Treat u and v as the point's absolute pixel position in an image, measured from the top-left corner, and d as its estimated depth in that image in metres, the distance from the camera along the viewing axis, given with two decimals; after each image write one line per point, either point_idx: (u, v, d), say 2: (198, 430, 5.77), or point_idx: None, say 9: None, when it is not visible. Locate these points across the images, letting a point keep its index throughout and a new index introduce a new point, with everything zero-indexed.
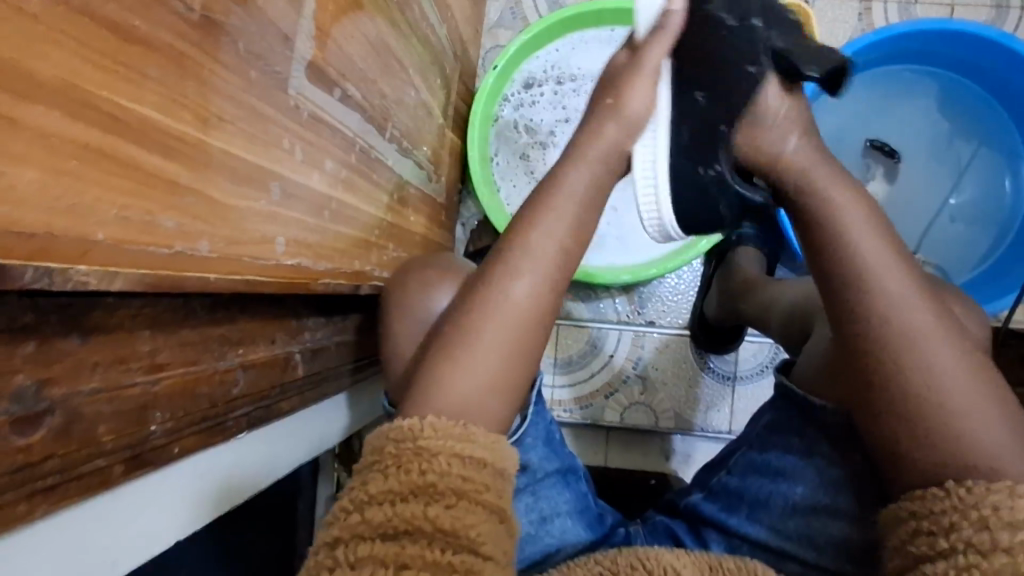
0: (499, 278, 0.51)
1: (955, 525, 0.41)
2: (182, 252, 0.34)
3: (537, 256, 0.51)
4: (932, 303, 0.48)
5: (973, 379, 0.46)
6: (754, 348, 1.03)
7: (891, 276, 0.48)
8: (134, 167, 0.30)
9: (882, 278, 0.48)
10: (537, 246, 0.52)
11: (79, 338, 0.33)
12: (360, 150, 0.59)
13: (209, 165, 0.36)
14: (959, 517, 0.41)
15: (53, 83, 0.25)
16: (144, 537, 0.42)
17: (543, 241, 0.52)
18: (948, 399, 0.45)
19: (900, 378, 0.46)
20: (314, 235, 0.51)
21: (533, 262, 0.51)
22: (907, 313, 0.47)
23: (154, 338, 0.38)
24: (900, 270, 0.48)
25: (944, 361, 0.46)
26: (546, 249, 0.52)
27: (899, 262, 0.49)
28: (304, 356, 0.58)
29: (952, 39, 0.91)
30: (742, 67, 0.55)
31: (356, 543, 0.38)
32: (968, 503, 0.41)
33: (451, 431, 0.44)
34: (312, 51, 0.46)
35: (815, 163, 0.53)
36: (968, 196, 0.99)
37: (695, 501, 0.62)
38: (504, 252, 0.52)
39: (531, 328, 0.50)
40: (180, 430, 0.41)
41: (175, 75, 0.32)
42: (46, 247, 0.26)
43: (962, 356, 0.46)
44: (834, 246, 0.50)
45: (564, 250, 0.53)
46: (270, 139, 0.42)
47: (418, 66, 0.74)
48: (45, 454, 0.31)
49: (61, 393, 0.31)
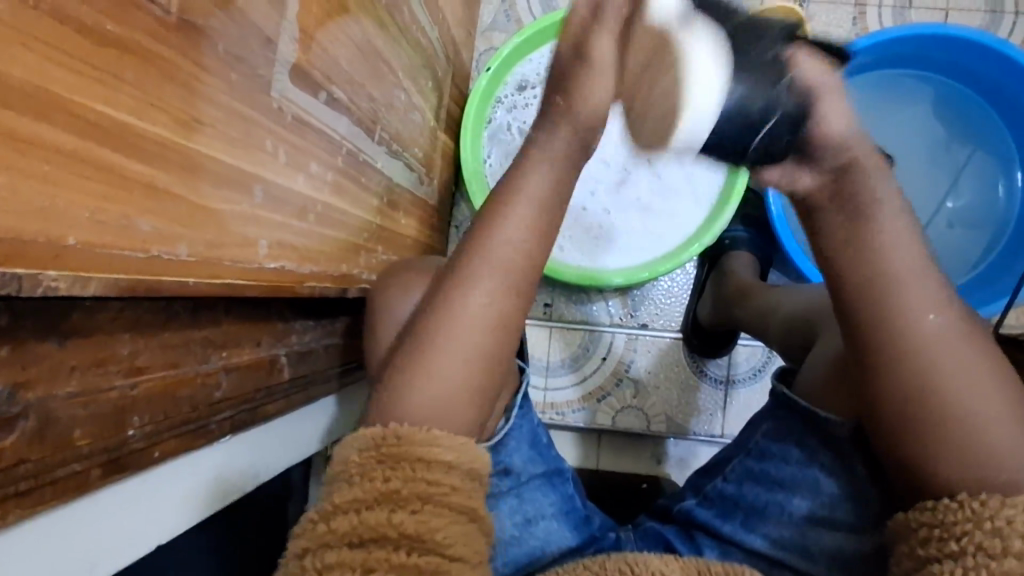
0: (460, 283, 0.50)
1: (968, 533, 0.41)
2: (159, 256, 0.34)
3: (493, 260, 0.50)
4: (941, 292, 0.46)
5: (991, 385, 0.44)
6: (746, 352, 1.03)
7: (910, 282, 0.46)
8: (108, 170, 0.30)
9: (892, 268, 0.46)
10: (493, 246, 0.50)
11: (56, 341, 0.33)
12: (347, 153, 0.59)
13: (189, 168, 0.36)
14: (972, 526, 0.41)
15: (23, 87, 0.25)
16: (121, 544, 0.41)
17: (499, 241, 0.50)
18: (955, 402, 0.44)
19: (908, 383, 0.45)
20: (300, 238, 0.51)
21: (486, 266, 0.50)
22: (924, 320, 0.45)
23: (134, 340, 0.38)
24: (922, 276, 0.46)
25: (952, 359, 0.45)
26: (507, 253, 0.50)
27: (910, 247, 0.47)
28: (290, 359, 0.58)
29: (943, 43, 0.90)
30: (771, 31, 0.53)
31: (323, 551, 0.39)
32: (982, 514, 0.41)
33: (416, 436, 0.44)
34: (297, 54, 0.46)
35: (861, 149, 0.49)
36: (966, 200, 0.99)
37: (688, 506, 0.62)
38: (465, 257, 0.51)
39: (495, 336, 0.49)
40: (160, 433, 0.41)
41: (151, 77, 0.32)
42: (16, 251, 0.25)
43: (971, 351, 0.45)
44: (856, 250, 0.47)
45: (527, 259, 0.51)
46: (252, 142, 0.42)
47: (409, 69, 0.74)
48: (17, 459, 0.30)
49: (36, 396, 0.31)
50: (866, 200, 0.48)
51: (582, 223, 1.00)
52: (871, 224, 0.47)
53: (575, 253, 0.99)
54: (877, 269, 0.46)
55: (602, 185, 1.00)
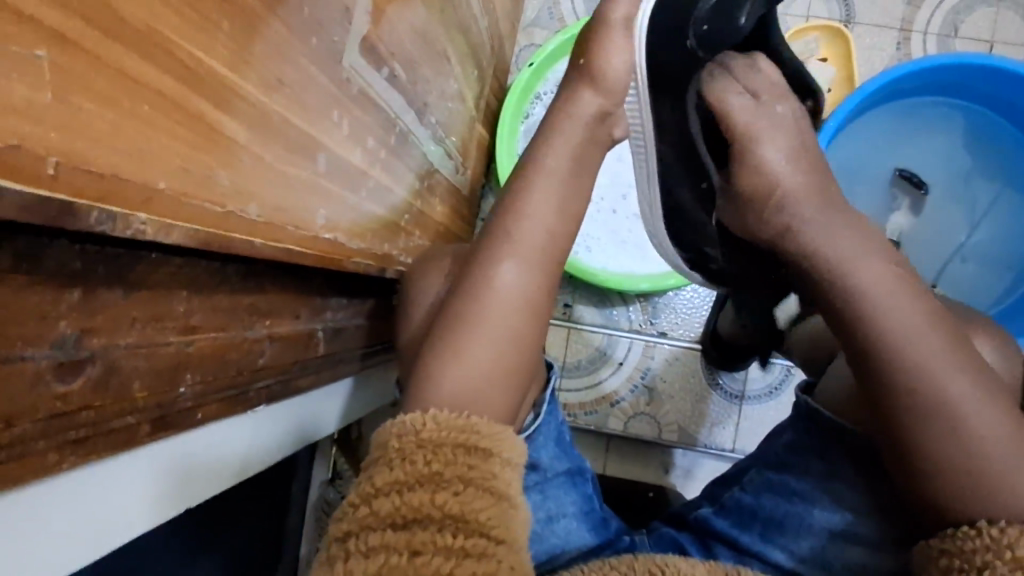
0: (485, 268, 0.53)
1: (989, 564, 0.40)
2: (234, 213, 0.33)
3: (515, 243, 0.54)
4: (970, 361, 0.47)
5: (991, 404, 0.46)
6: (764, 368, 1.03)
7: (898, 309, 0.49)
8: (199, 120, 0.29)
9: (910, 336, 0.48)
10: (519, 232, 0.54)
11: (121, 291, 0.32)
12: (399, 133, 0.58)
13: (265, 126, 0.35)
14: (992, 556, 0.41)
15: (134, 21, 0.24)
16: (153, 504, 0.41)
17: (526, 225, 0.55)
18: (988, 466, 0.44)
19: (947, 447, 0.45)
20: (351, 212, 0.50)
21: (509, 246, 0.54)
22: (919, 346, 0.47)
23: (190, 299, 0.38)
24: (946, 349, 0.47)
25: (983, 423, 0.45)
26: (530, 236, 0.54)
27: (934, 317, 0.49)
28: (325, 335, 0.57)
29: (986, 74, 0.89)
30: (734, 18, 0.58)
31: (367, 534, 0.38)
32: (1001, 543, 0.41)
33: (454, 423, 0.45)
34: (367, 26, 0.46)
35: (849, 226, 0.54)
36: (985, 237, 0.99)
37: (704, 515, 0.60)
38: (486, 240, 0.55)
39: (521, 314, 0.52)
40: (207, 395, 0.40)
41: (242, 31, 0.31)
42: (114, 188, 0.25)
43: (1000, 414, 0.46)
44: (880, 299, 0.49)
45: (544, 253, 0.55)
46: (322, 109, 0.42)
47: (458, 54, 0.74)
48: (82, 404, 0.30)
49: (101, 343, 0.31)
50: (846, 258, 0.52)
51: (612, 225, 0.99)
52: (878, 301, 0.49)
53: (598, 255, 0.99)
54: (901, 324, 0.48)
55: (633, 189, 1.00)
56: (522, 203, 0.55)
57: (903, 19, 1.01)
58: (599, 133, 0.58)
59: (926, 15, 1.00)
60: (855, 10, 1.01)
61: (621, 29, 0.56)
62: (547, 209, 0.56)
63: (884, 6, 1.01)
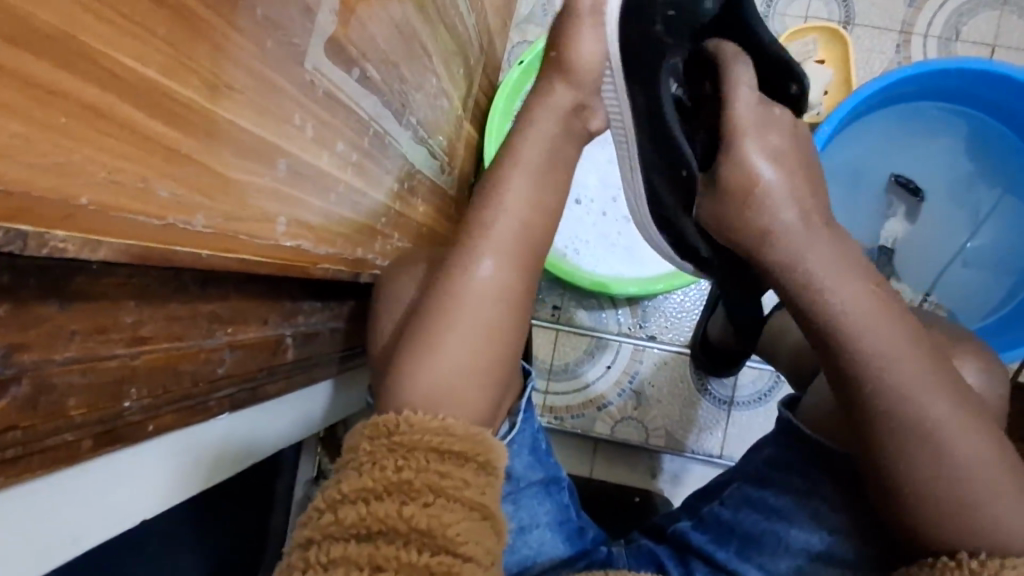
0: (464, 264, 0.52)
1: None
2: (176, 224, 0.32)
3: (496, 239, 0.53)
4: (954, 383, 0.46)
5: (973, 428, 0.45)
6: (753, 374, 1.01)
7: (890, 322, 0.47)
8: (131, 131, 0.28)
9: (905, 354, 0.46)
10: (494, 227, 0.54)
11: (57, 304, 0.31)
12: (374, 134, 0.57)
13: (213, 136, 0.34)
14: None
15: (49, 30, 0.23)
16: (114, 519, 0.39)
17: (502, 221, 0.54)
18: (975, 495, 0.43)
19: (935, 471, 0.44)
20: (319, 217, 0.49)
21: (487, 241, 0.53)
22: (915, 362, 0.46)
23: (140, 309, 0.37)
24: (936, 364, 0.46)
25: (972, 449, 0.44)
26: (507, 231, 0.54)
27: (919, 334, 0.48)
28: (296, 340, 0.56)
29: (989, 80, 0.87)
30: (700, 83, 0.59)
31: (329, 544, 0.37)
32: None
33: (427, 425, 0.43)
34: (334, 27, 0.45)
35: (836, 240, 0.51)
36: (987, 242, 0.97)
37: (682, 529, 0.58)
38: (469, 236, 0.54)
39: (499, 310, 0.51)
40: (158, 407, 0.39)
41: (183, 35, 0.30)
42: (25, 206, 0.24)
43: (985, 434, 0.45)
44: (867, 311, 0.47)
45: (529, 240, 0.54)
46: (282, 114, 0.40)
47: (442, 53, 0.72)
48: (7, 425, 0.29)
49: (33, 360, 0.30)
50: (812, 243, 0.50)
51: (601, 227, 0.98)
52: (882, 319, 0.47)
53: (588, 257, 0.97)
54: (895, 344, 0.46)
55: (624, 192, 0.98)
56: (502, 193, 0.55)
57: (904, 22, 0.99)
58: (573, 124, 0.59)
59: (928, 18, 0.98)
60: (855, 12, 0.99)
61: (588, 17, 0.56)
62: (522, 201, 0.55)
63: (884, 8, 0.99)
